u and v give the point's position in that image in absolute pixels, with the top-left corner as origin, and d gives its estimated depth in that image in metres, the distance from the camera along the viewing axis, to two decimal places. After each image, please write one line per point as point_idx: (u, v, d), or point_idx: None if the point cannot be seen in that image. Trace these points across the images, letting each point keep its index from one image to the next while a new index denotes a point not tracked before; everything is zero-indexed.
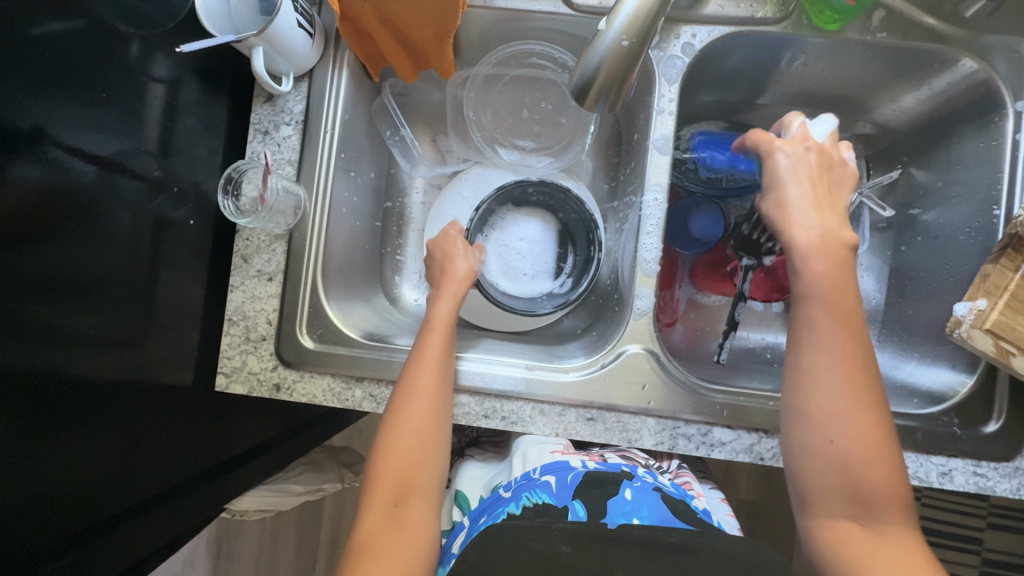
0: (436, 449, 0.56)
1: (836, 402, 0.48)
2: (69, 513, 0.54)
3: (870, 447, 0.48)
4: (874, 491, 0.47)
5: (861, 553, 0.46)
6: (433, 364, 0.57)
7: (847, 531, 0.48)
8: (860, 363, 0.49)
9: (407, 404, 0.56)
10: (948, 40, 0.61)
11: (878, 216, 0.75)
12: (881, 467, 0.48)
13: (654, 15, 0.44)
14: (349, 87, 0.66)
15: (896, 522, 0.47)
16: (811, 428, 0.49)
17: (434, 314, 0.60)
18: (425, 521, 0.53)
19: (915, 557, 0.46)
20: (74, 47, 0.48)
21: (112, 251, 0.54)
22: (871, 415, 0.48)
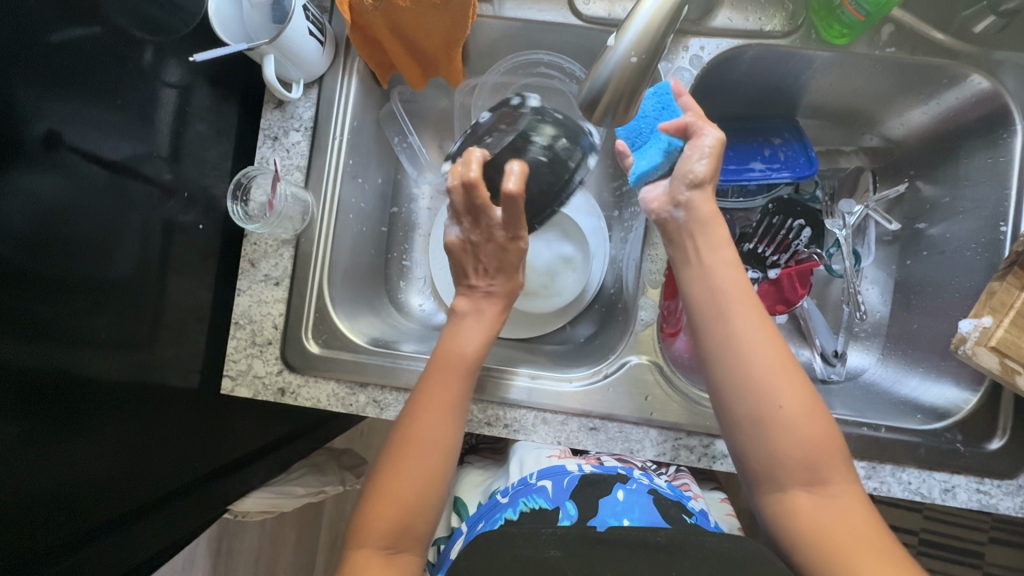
0: (437, 492, 0.53)
1: (758, 359, 0.48)
2: (75, 514, 0.54)
3: (797, 401, 0.48)
4: (815, 450, 0.47)
5: (826, 526, 0.45)
6: (443, 405, 0.55)
7: (801, 503, 0.47)
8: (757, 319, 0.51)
9: (410, 445, 0.53)
10: (957, 56, 0.61)
11: (885, 229, 0.75)
12: (819, 430, 0.47)
13: (664, 31, 0.45)
14: (358, 95, 0.67)
15: (844, 481, 0.47)
16: (747, 397, 0.48)
17: (450, 345, 0.58)
18: (413, 565, 0.51)
19: (865, 515, 0.46)
20: (89, 53, 0.49)
21: (121, 253, 0.55)
22: (788, 367, 0.49)
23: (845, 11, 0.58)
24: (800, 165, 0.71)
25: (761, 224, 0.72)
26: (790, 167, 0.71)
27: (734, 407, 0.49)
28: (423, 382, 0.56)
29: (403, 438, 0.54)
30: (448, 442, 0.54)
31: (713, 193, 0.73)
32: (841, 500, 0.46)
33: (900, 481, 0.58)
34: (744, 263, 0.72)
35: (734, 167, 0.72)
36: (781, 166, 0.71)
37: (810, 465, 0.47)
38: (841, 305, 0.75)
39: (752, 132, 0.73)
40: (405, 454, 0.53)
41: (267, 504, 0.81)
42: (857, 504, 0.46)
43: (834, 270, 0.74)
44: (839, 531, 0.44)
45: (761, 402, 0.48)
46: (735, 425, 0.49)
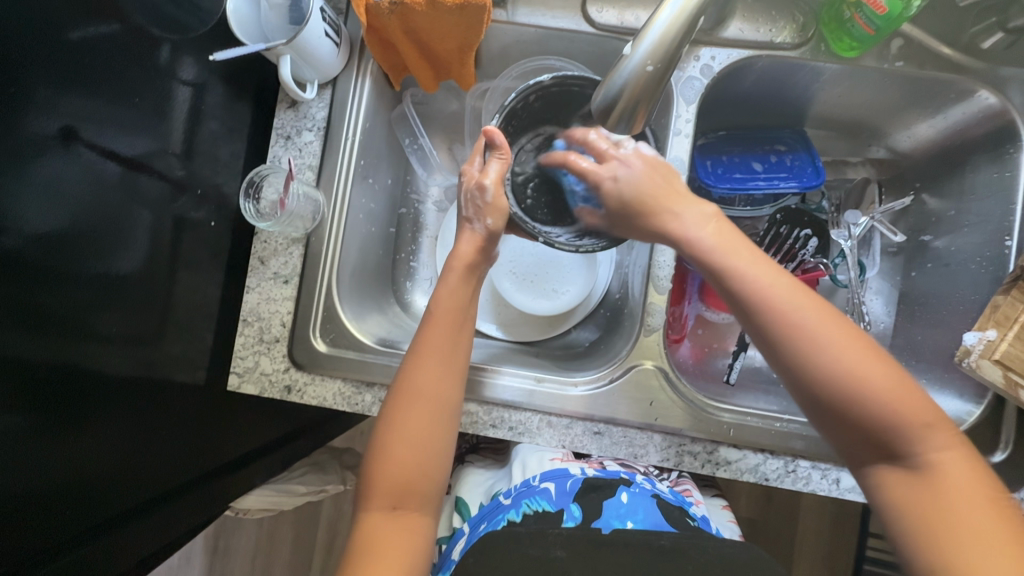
0: (437, 447, 0.54)
1: (825, 350, 0.46)
2: (77, 511, 0.54)
3: (870, 377, 0.46)
4: (902, 420, 0.45)
5: (919, 504, 0.45)
6: (440, 358, 0.55)
7: (892, 479, 0.47)
8: (816, 306, 0.48)
9: (405, 403, 0.54)
10: (965, 71, 0.61)
11: (890, 241, 0.76)
12: (906, 398, 0.46)
13: (680, 41, 0.45)
14: (371, 96, 0.68)
15: (940, 448, 0.45)
16: (824, 383, 0.47)
17: (436, 303, 0.58)
18: (423, 524, 0.52)
19: (966, 480, 0.44)
20: (107, 51, 0.49)
21: (132, 248, 0.55)
22: (858, 345, 0.47)
23: (856, 25, 0.58)
24: (805, 175, 0.71)
25: (769, 234, 0.73)
26: (796, 176, 0.71)
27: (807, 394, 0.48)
28: (419, 336, 0.56)
29: (398, 393, 0.54)
30: (446, 396, 0.55)
31: (720, 201, 0.74)
32: (941, 471, 0.45)
33: None
34: None
35: (740, 176, 0.72)
36: (788, 175, 0.71)
37: (896, 438, 0.46)
38: (845, 314, 0.76)
39: (756, 141, 0.74)
40: (402, 409, 0.54)
41: (267, 501, 0.81)
42: (958, 468, 0.45)
43: (840, 280, 0.74)
44: (934, 507, 0.44)
45: (832, 392, 0.47)
46: (808, 410, 0.49)
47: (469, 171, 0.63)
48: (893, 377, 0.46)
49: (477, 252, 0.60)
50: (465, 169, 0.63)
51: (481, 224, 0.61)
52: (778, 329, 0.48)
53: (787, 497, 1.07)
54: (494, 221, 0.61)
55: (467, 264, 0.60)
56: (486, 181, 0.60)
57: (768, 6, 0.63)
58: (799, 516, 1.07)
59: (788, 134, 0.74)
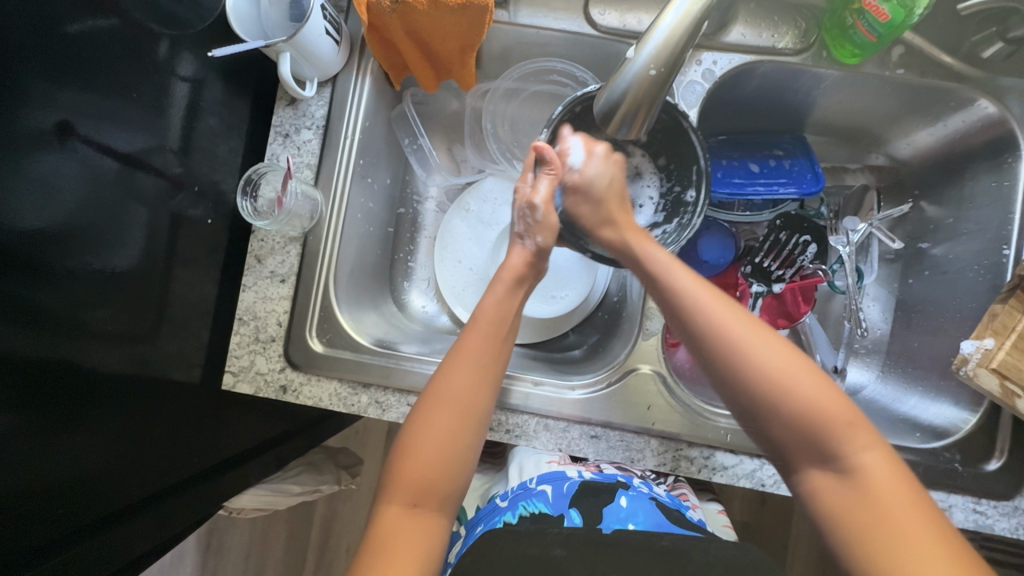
0: (465, 450, 0.53)
1: (750, 351, 0.50)
2: (69, 509, 0.54)
3: (787, 375, 0.49)
4: (819, 416, 0.48)
5: (846, 507, 0.46)
6: (475, 363, 0.56)
7: (822, 482, 0.48)
8: (741, 313, 0.53)
9: (437, 401, 0.54)
10: (964, 80, 0.62)
11: (887, 248, 0.76)
12: (821, 396, 0.48)
13: (683, 45, 0.45)
14: (371, 95, 0.67)
15: (864, 451, 0.47)
16: (746, 378, 0.50)
17: (480, 310, 0.59)
18: (438, 526, 0.52)
19: (892, 484, 0.45)
20: (105, 46, 0.49)
21: (128, 246, 0.54)
22: (779, 348, 0.50)
23: (858, 32, 0.58)
24: (805, 181, 0.71)
25: (768, 239, 0.72)
26: (796, 182, 0.71)
27: (731, 392, 0.51)
28: (460, 340, 0.58)
29: (431, 395, 0.54)
30: (479, 402, 0.54)
31: (719, 205, 0.74)
32: (865, 473, 0.46)
33: None
34: (750, 277, 0.72)
35: (739, 180, 0.72)
36: (787, 180, 0.71)
37: (815, 436, 0.48)
38: (842, 320, 0.75)
39: (755, 146, 0.74)
40: (434, 406, 0.54)
41: (262, 501, 0.81)
42: (883, 471, 0.46)
43: (837, 287, 0.74)
44: (862, 508, 0.45)
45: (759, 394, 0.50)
46: (737, 410, 0.52)
47: (521, 188, 0.65)
48: (810, 374, 0.49)
49: (526, 266, 0.63)
50: (518, 185, 0.66)
51: (529, 241, 0.64)
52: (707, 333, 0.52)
53: (781, 502, 1.07)
54: (543, 239, 0.63)
55: (515, 276, 0.62)
56: (537, 199, 0.63)
57: (770, 11, 0.63)
58: (792, 521, 1.07)
59: (788, 138, 0.74)
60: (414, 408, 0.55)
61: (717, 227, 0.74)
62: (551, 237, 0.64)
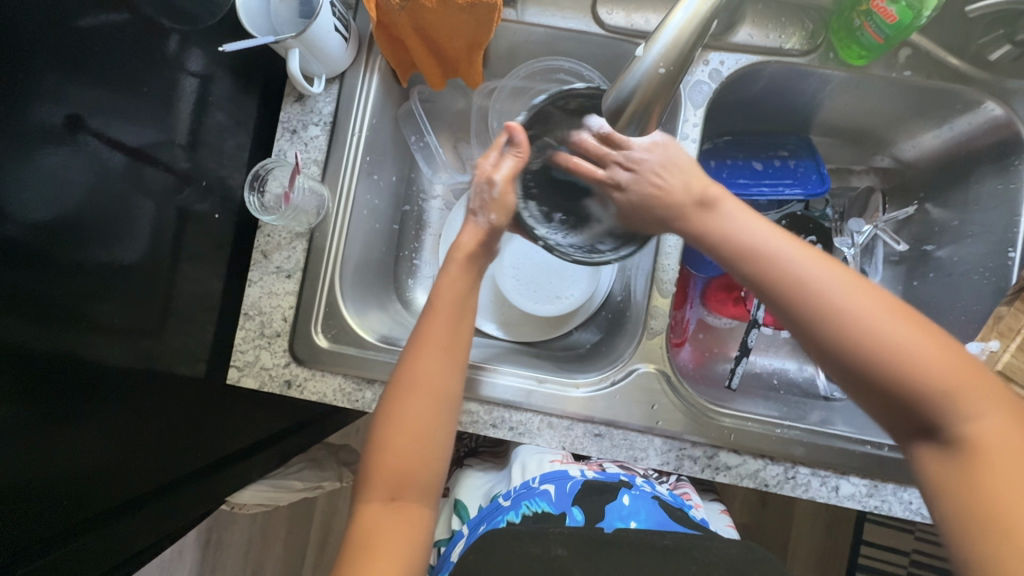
0: (435, 438, 0.53)
1: (849, 315, 0.45)
2: (74, 502, 0.54)
3: (895, 344, 0.44)
4: (930, 383, 0.43)
5: (962, 482, 0.42)
6: (441, 348, 0.55)
7: (932, 457, 0.44)
8: (835, 272, 0.47)
9: (404, 392, 0.54)
10: (971, 82, 0.62)
11: (892, 250, 0.76)
12: (936, 362, 0.43)
13: (693, 44, 0.45)
14: (379, 92, 0.67)
15: (981, 419, 0.42)
16: (845, 347, 0.45)
17: (438, 294, 0.58)
18: (422, 517, 0.52)
19: (1011, 453, 0.41)
20: (114, 40, 0.49)
21: (135, 239, 0.55)
22: (883, 308, 0.45)
23: (865, 33, 0.58)
24: (811, 182, 0.71)
25: None
26: (802, 183, 0.71)
27: (830, 362, 0.47)
28: (420, 326, 0.56)
29: (401, 383, 0.54)
30: (447, 387, 0.54)
31: None
32: (981, 446, 0.42)
33: (901, 500, 0.58)
34: None
35: (745, 181, 0.72)
36: (793, 181, 0.71)
37: (927, 405, 0.43)
38: None
39: (761, 147, 0.74)
40: (406, 396, 0.53)
41: (264, 497, 0.81)
42: (1002, 440, 0.41)
43: None
44: (976, 485, 0.41)
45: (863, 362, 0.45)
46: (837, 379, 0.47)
47: (481, 163, 0.59)
48: (923, 339, 0.44)
49: (478, 246, 0.59)
50: (479, 160, 0.59)
51: (483, 218, 0.59)
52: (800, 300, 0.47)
53: (782, 504, 1.07)
54: (497, 217, 0.58)
55: (468, 256, 0.59)
56: (496, 176, 0.57)
57: (778, 12, 0.63)
58: (793, 524, 1.07)
59: (797, 138, 0.74)
60: (385, 398, 0.54)
61: None
62: (503, 216, 0.59)
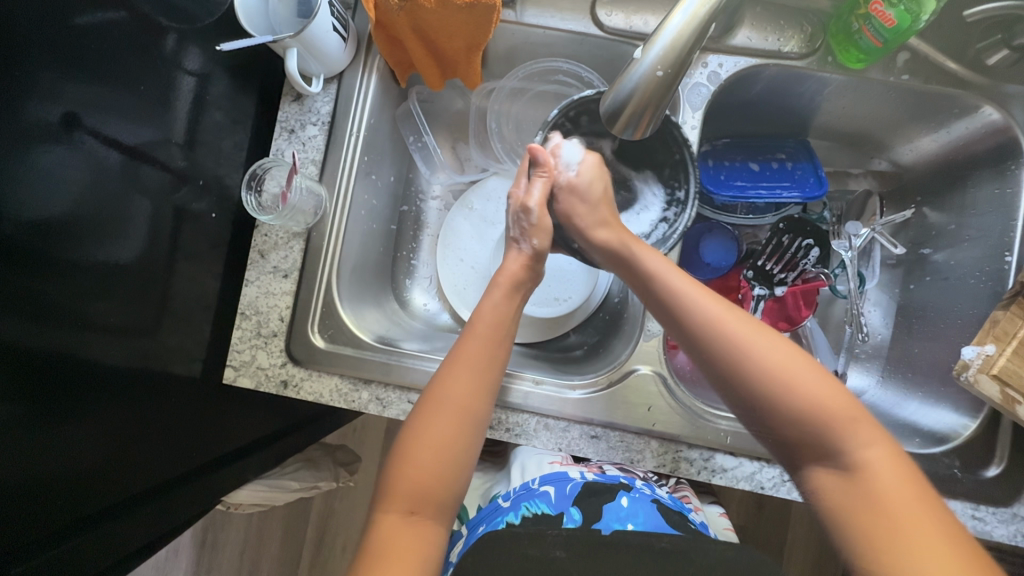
0: (464, 454, 0.53)
1: (748, 349, 0.50)
2: (66, 501, 0.53)
3: (789, 375, 0.49)
4: (819, 410, 0.48)
5: (854, 503, 0.45)
6: (475, 368, 0.56)
7: (827, 481, 0.47)
8: (738, 316, 0.53)
9: (437, 409, 0.54)
10: (968, 86, 0.62)
11: (889, 253, 0.76)
12: (823, 391, 0.48)
13: (691, 46, 0.45)
14: (377, 92, 0.67)
15: (868, 446, 0.46)
16: (748, 377, 0.50)
17: (479, 314, 0.59)
18: (436, 533, 0.51)
19: (893, 478, 0.45)
20: (111, 37, 0.49)
21: (131, 238, 0.54)
22: (777, 344, 0.51)
23: (864, 37, 0.58)
24: (808, 185, 0.71)
25: (771, 242, 0.72)
26: (800, 186, 0.71)
27: (733, 390, 0.52)
28: (458, 345, 0.57)
29: (431, 399, 0.54)
30: (479, 406, 0.55)
31: (722, 208, 0.75)
32: (867, 468, 0.46)
33: None
34: (753, 280, 0.73)
35: (741, 184, 0.72)
36: (791, 184, 0.71)
37: (816, 433, 0.48)
38: (843, 325, 0.76)
39: (759, 149, 0.75)
40: (437, 414, 0.54)
41: (260, 497, 0.80)
42: (889, 467, 0.45)
43: (838, 291, 0.74)
44: (865, 504, 0.44)
45: (763, 392, 0.50)
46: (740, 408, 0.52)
47: (514, 193, 0.64)
48: (812, 372, 0.49)
49: (523, 270, 0.63)
50: (512, 189, 0.65)
51: (526, 245, 0.63)
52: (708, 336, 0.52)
53: (778, 506, 1.07)
54: (539, 242, 0.63)
55: (512, 280, 0.62)
56: (531, 203, 0.62)
57: (776, 15, 0.63)
58: (789, 525, 1.07)
59: (794, 142, 0.74)
60: (415, 412, 0.55)
61: (722, 229, 0.74)
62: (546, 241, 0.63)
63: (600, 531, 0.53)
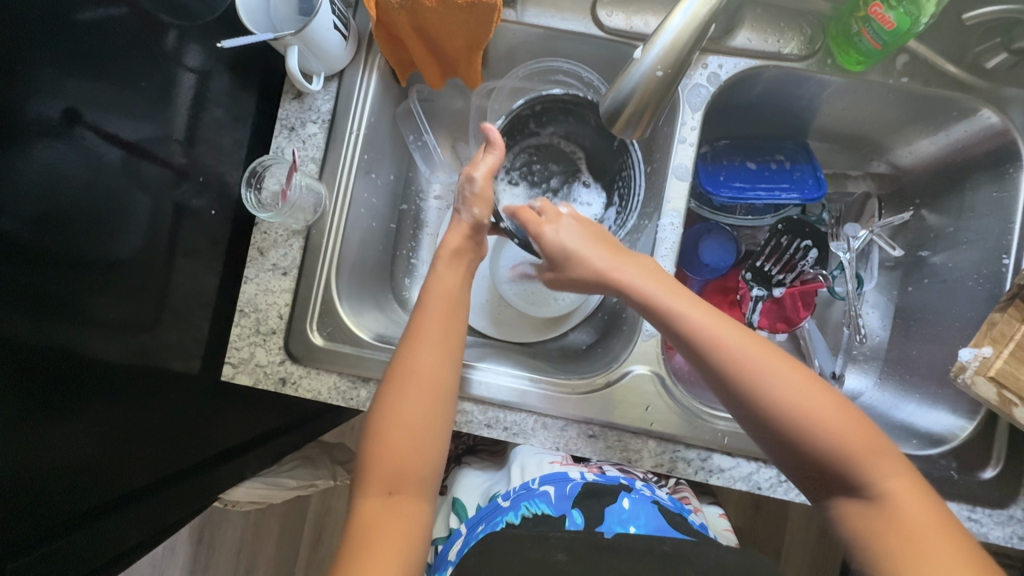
0: (437, 427, 0.54)
1: (771, 384, 0.48)
2: (64, 497, 0.53)
3: (812, 409, 0.48)
4: (842, 444, 0.47)
5: (879, 534, 0.45)
6: (437, 341, 0.55)
7: (853, 510, 0.47)
8: (757, 344, 0.50)
9: (403, 384, 0.54)
10: (968, 89, 0.62)
11: (887, 255, 0.77)
12: (846, 424, 0.48)
13: (691, 47, 0.45)
14: (378, 90, 0.67)
15: (892, 477, 0.47)
16: (772, 412, 0.48)
17: (433, 287, 0.58)
18: (419, 511, 0.52)
19: (918, 509, 0.45)
20: (112, 34, 0.49)
21: (130, 235, 0.54)
22: (801, 380, 0.49)
23: (863, 39, 0.58)
24: (807, 187, 0.72)
25: (769, 244, 0.73)
26: (799, 188, 0.72)
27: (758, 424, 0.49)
28: (413, 322, 0.57)
29: (395, 375, 0.54)
30: (445, 380, 0.55)
31: (721, 208, 0.74)
32: (896, 500, 0.46)
33: None
34: (751, 280, 0.73)
35: (740, 185, 0.72)
36: (790, 185, 0.72)
37: (845, 469, 0.47)
38: (841, 326, 0.76)
39: (759, 151, 0.75)
40: (402, 392, 0.53)
41: (257, 494, 0.80)
42: (911, 496, 0.46)
43: (837, 292, 0.74)
44: (894, 536, 0.44)
45: (785, 430, 0.48)
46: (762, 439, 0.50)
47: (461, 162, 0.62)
48: (830, 399, 0.48)
49: (464, 242, 0.61)
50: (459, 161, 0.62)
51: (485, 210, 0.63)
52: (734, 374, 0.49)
53: (776, 507, 1.08)
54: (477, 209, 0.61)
55: (454, 252, 0.60)
56: (476, 173, 0.60)
57: (776, 16, 0.63)
58: (787, 526, 1.08)
59: (794, 144, 0.74)
60: (380, 393, 0.54)
61: (721, 231, 0.74)
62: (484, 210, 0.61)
63: (602, 534, 0.53)
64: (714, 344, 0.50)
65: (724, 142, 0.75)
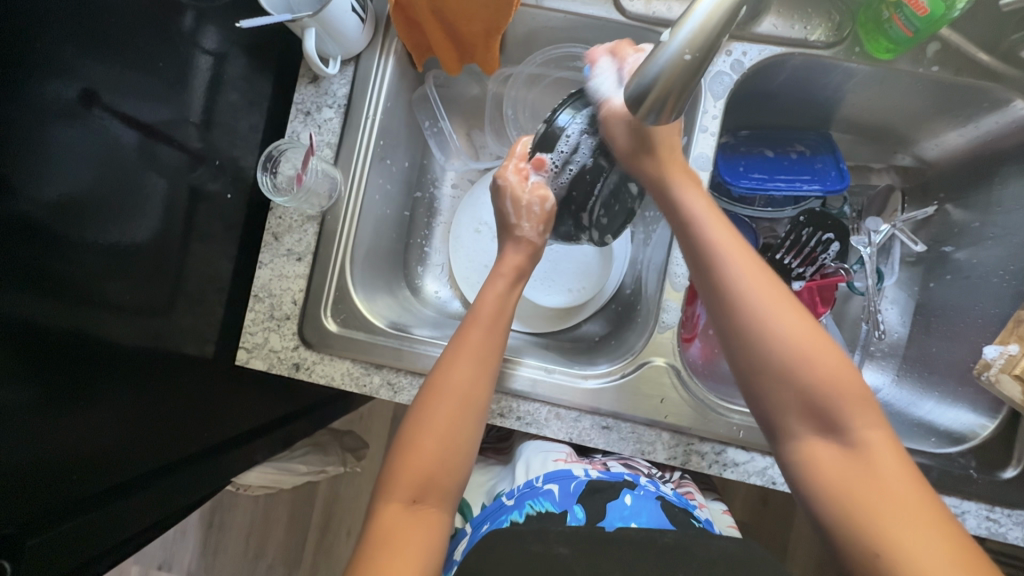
0: (466, 443, 0.53)
1: (758, 304, 0.49)
2: (81, 477, 0.54)
3: (801, 342, 0.47)
4: (817, 376, 0.46)
5: (844, 480, 0.44)
6: (477, 356, 0.55)
7: (822, 452, 0.46)
8: (758, 270, 0.51)
9: (438, 395, 0.54)
10: (1001, 79, 0.60)
11: (909, 250, 0.75)
12: (833, 364, 0.47)
13: (721, 30, 0.44)
14: (394, 75, 0.66)
15: (870, 427, 0.45)
16: (753, 330, 0.49)
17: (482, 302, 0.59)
18: (439, 522, 0.51)
19: (896, 465, 0.43)
20: (129, 14, 0.49)
21: (147, 218, 0.54)
22: (796, 319, 0.48)
23: (893, 26, 0.57)
24: (829, 180, 0.70)
25: (790, 236, 0.72)
26: (820, 180, 0.70)
27: (733, 345, 0.50)
28: (461, 332, 0.57)
29: (434, 382, 0.54)
30: (479, 396, 0.54)
31: (739, 199, 0.73)
32: (871, 455, 0.44)
33: None
34: (769, 273, 0.72)
35: (758, 176, 0.71)
36: (812, 177, 0.71)
37: (822, 405, 0.46)
38: (859, 322, 0.75)
39: (775, 141, 0.73)
40: (438, 399, 0.53)
41: (268, 479, 0.81)
42: (888, 453, 0.44)
43: (856, 287, 0.74)
44: (862, 485, 0.43)
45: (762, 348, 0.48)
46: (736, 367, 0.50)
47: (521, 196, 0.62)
48: (817, 335, 0.48)
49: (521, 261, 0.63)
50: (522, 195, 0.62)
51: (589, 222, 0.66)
52: (722, 285, 0.51)
53: (784, 503, 1.07)
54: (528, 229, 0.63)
55: (516, 271, 0.62)
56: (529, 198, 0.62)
57: (804, 2, 0.61)
58: (793, 523, 1.07)
59: (819, 134, 0.73)
60: (416, 401, 0.55)
61: (737, 221, 0.73)
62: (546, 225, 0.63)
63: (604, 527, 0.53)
64: (714, 252, 0.52)
65: (746, 132, 0.74)
